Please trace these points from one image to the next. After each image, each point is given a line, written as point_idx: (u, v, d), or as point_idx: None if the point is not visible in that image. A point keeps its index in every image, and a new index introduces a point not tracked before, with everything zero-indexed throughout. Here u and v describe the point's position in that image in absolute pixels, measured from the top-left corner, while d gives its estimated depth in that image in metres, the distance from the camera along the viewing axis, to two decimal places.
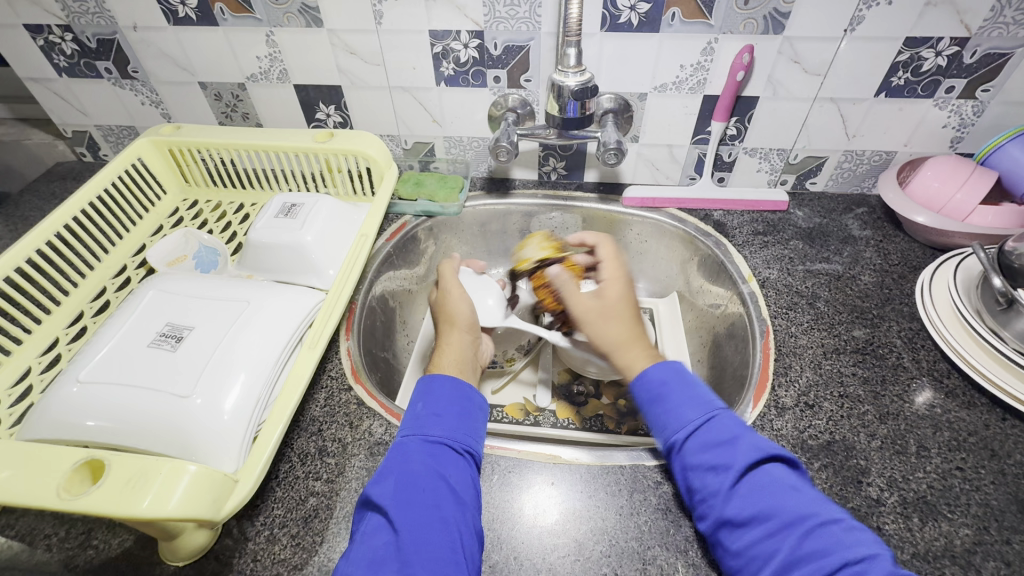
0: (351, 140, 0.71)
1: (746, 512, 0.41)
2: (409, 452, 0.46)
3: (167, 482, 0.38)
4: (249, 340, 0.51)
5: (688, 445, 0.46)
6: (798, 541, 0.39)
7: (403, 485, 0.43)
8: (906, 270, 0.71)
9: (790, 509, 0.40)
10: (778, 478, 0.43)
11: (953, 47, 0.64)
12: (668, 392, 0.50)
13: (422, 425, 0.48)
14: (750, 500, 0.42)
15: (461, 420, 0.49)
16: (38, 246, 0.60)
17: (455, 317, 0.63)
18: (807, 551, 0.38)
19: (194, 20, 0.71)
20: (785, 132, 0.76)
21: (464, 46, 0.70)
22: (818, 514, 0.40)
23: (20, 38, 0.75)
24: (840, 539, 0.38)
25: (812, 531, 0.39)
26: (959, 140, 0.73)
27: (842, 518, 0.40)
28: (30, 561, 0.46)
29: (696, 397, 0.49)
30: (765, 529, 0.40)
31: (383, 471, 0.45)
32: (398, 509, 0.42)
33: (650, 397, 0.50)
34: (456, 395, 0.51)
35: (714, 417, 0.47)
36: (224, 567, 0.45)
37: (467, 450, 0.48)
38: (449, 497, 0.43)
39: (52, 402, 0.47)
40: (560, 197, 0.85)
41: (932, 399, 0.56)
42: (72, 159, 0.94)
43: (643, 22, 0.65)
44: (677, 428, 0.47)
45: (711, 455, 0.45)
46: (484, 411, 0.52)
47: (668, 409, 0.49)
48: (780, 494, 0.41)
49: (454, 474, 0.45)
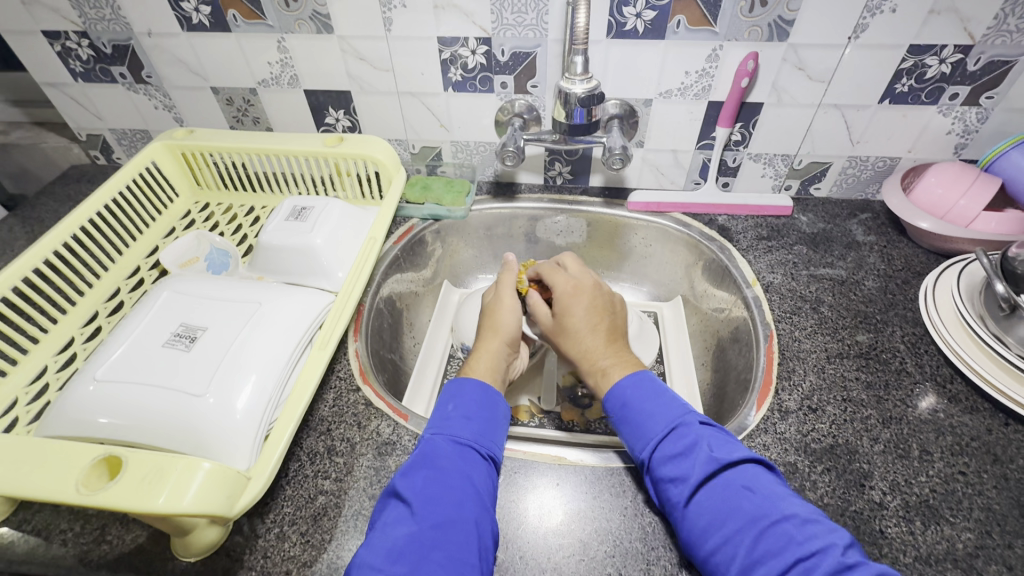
0: (360, 144, 0.72)
1: (704, 520, 0.42)
2: (438, 450, 0.47)
3: (182, 478, 0.39)
4: (261, 341, 0.52)
5: (653, 459, 0.47)
6: (752, 542, 0.40)
7: (432, 480, 0.44)
8: (910, 275, 0.71)
9: (745, 513, 0.41)
10: (731, 482, 0.43)
11: (957, 55, 0.64)
12: (627, 410, 0.51)
13: (452, 427, 0.49)
14: (706, 507, 0.43)
15: (488, 425, 0.50)
16: (55, 248, 0.61)
17: (499, 326, 0.63)
18: (763, 551, 0.39)
19: (207, 27, 0.72)
20: (789, 137, 0.76)
21: (471, 53, 0.71)
22: (770, 514, 0.40)
23: (37, 44, 0.77)
24: (793, 537, 0.39)
25: (766, 531, 0.40)
26: (962, 147, 0.74)
27: (795, 514, 0.40)
28: (46, 555, 0.47)
29: (658, 408, 0.50)
30: (722, 536, 0.41)
31: (411, 466, 0.46)
32: (423, 503, 0.43)
33: (620, 416, 0.51)
34: (487, 401, 0.52)
35: (676, 427, 0.48)
36: (235, 563, 0.46)
37: (490, 455, 0.49)
38: (473, 496, 0.44)
39: (69, 400, 0.48)
40: (565, 201, 0.86)
41: (935, 404, 0.56)
42: (86, 162, 0.96)
43: (648, 29, 0.66)
44: (642, 446, 0.48)
45: (671, 468, 0.46)
46: (508, 419, 0.53)
47: (633, 426, 0.50)
48: (734, 498, 0.42)
49: (479, 476, 0.46)
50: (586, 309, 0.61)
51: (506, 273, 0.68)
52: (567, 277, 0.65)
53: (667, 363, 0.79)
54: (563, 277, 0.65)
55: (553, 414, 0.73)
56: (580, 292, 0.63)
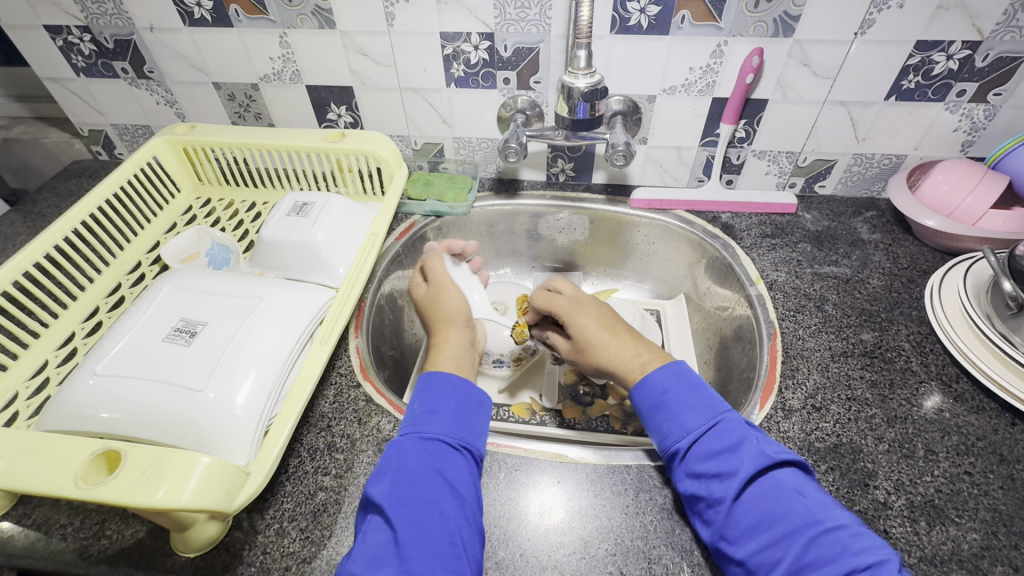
0: (361, 140, 0.72)
1: (749, 521, 0.42)
2: (407, 450, 0.46)
3: (181, 474, 0.38)
4: (260, 335, 0.52)
5: (692, 452, 0.47)
6: (803, 548, 0.40)
7: (401, 482, 0.44)
8: (915, 273, 0.71)
9: (797, 517, 0.41)
10: (782, 483, 0.43)
11: (965, 51, 0.64)
12: (669, 398, 0.50)
13: (420, 422, 0.49)
14: (755, 507, 0.42)
15: (459, 416, 0.50)
16: (56, 242, 0.61)
17: (453, 313, 0.62)
18: (813, 557, 0.39)
19: (208, 22, 0.72)
20: (794, 134, 0.76)
21: (474, 48, 0.70)
22: (824, 521, 0.40)
23: (39, 39, 0.77)
24: (847, 547, 0.39)
25: (819, 537, 0.40)
26: (970, 144, 0.73)
27: (847, 524, 0.41)
28: (45, 550, 0.47)
29: (698, 402, 0.49)
30: (770, 537, 0.41)
31: (381, 470, 0.45)
32: (395, 507, 0.42)
33: (652, 405, 0.51)
34: (456, 391, 0.52)
35: (719, 422, 0.48)
36: (235, 559, 0.46)
37: (463, 446, 0.48)
38: (446, 492, 0.44)
39: (69, 395, 0.48)
40: (568, 198, 0.86)
41: (941, 404, 0.56)
42: (88, 158, 0.95)
43: (653, 24, 0.65)
44: (678, 437, 0.48)
45: (715, 463, 0.45)
46: (484, 405, 0.53)
47: (670, 416, 0.49)
48: (785, 500, 0.42)
49: (453, 471, 0.46)
50: (597, 317, 0.61)
51: (431, 259, 0.68)
52: (566, 296, 0.64)
53: None
54: (561, 298, 0.63)
55: (553, 412, 0.73)
56: (581, 306, 0.62)
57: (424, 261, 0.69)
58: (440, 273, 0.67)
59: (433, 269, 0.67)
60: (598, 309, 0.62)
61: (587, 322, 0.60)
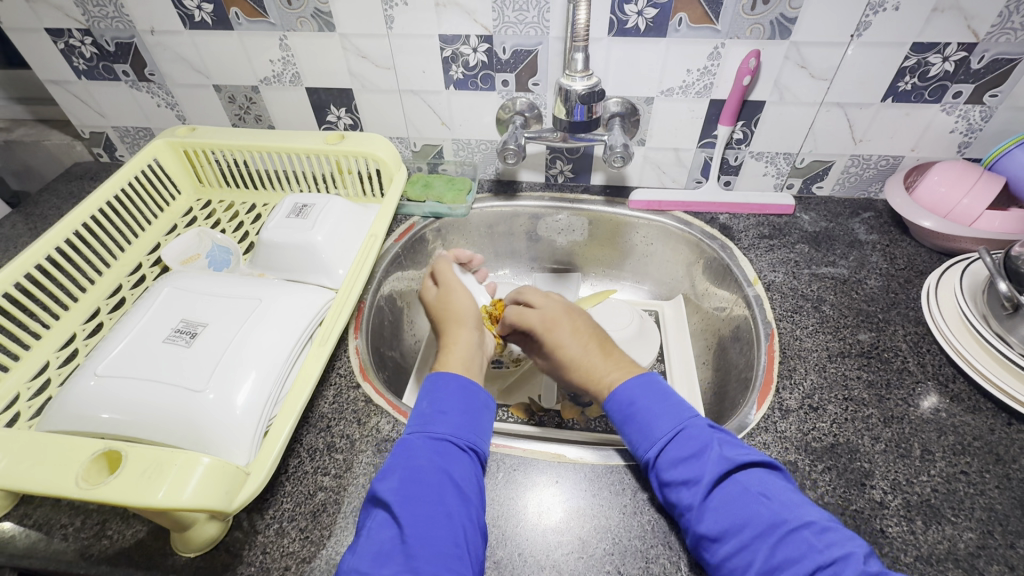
0: (361, 142, 0.72)
1: (718, 527, 0.42)
2: (416, 449, 0.47)
3: (181, 474, 0.39)
4: (260, 336, 0.52)
5: (661, 461, 0.47)
6: (771, 549, 0.40)
7: (408, 481, 0.44)
8: (913, 274, 0.71)
9: (762, 519, 0.41)
10: (746, 486, 0.43)
11: (960, 53, 0.64)
12: (635, 409, 0.50)
13: (429, 423, 0.49)
14: (723, 512, 0.43)
15: (469, 417, 0.50)
16: (57, 243, 0.61)
17: (464, 315, 0.63)
18: (781, 558, 0.39)
19: (208, 24, 0.72)
20: (791, 136, 0.76)
21: (473, 51, 0.71)
22: (789, 520, 0.41)
23: (40, 41, 0.77)
24: (813, 545, 0.39)
25: (786, 538, 0.40)
26: (966, 145, 0.73)
27: (814, 521, 0.41)
28: (47, 550, 0.47)
29: (665, 410, 0.49)
30: (741, 541, 0.41)
31: (389, 468, 0.45)
32: (402, 505, 0.43)
33: (623, 416, 0.51)
34: (467, 393, 0.52)
35: (684, 429, 0.48)
36: (235, 558, 0.46)
37: (471, 447, 0.48)
38: (453, 492, 0.44)
39: (71, 396, 0.48)
40: (567, 199, 0.86)
41: (938, 404, 0.56)
42: (89, 159, 0.96)
43: (650, 27, 0.66)
44: (647, 446, 0.48)
45: (682, 470, 0.45)
46: (490, 408, 0.53)
47: (639, 427, 0.50)
48: (750, 503, 0.42)
49: (460, 471, 0.46)
50: (572, 333, 0.61)
51: (441, 264, 0.70)
52: (538, 312, 0.64)
53: (668, 362, 0.79)
54: (533, 315, 0.64)
55: (552, 412, 0.73)
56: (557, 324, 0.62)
57: (436, 264, 0.71)
58: (450, 276, 0.68)
59: (442, 273, 0.68)
60: (574, 323, 0.62)
61: (564, 339, 0.60)
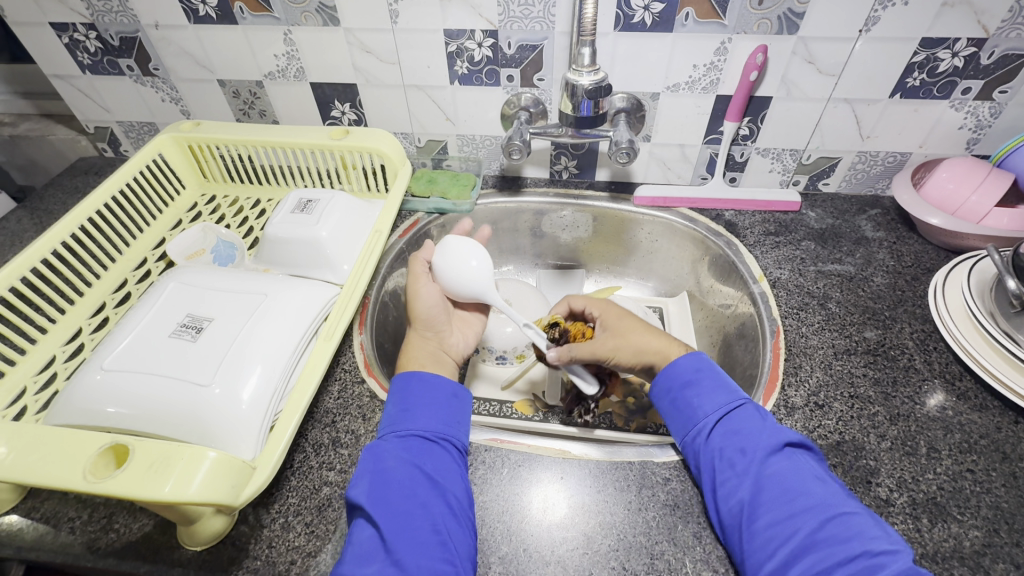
0: (365, 137, 0.72)
1: (769, 495, 0.44)
2: (383, 451, 0.47)
3: (188, 468, 0.39)
4: (266, 332, 0.52)
5: (717, 428, 0.49)
6: (819, 525, 0.41)
7: (378, 483, 0.44)
8: (919, 271, 0.71)
9: (815, 496, 0.43)
10: (803, 465, 0.45)
11: (970, 48, 0.63)
12: (701, 375, 0.52)
13: (395, 422, 0.49)
14: (778, 481, 0.44)
15: (435, 409, 0.50)
16: (64, 238, 0.61)
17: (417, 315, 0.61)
18: (826, 535, 0.40)
19: (213, 19, 0.72)
20: (798, 132, 0.76)
21: (478, 46, 0.70)
22: (841, 504, 0.42)
23: (45, 36, 0.77)
24: (862, 529, 0.40)
25: (836, 517, 0.41)
26: (974, 142, 0.73)
27: (862, 510, 0.42)
28: (54, 543, 0.47)
29: (727, 383, 0.52)
30: (789, 512, 0.42)
31: (358, 473, 0.45)
32: (374, 506, 0.43)
33: (682, 383, 0.52)
34: (429, 386, 0.52)
35: (744, 404, 0.50)
36: (240, 552, 0.46)
37: (442, 437, 0.49)
38: (426, 484, 0.45)
39: (78, 389, 0.48)
40: (572, 195, 0.86)
41: (944, 402, 0.56)
42: (94, 154, 0.96)
43: (657, 22, 0.65)
44: (706, 412, 0.50)
45: (741, 438, 0.47)
46: (460, 397, 0.53)
47: (699, 393, 0.51)
48: (806, 479, 0.44)
49: (432, 463, 0.47)
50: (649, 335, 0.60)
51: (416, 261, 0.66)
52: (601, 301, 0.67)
53: None
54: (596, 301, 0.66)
55: (556, 409, 0.73)
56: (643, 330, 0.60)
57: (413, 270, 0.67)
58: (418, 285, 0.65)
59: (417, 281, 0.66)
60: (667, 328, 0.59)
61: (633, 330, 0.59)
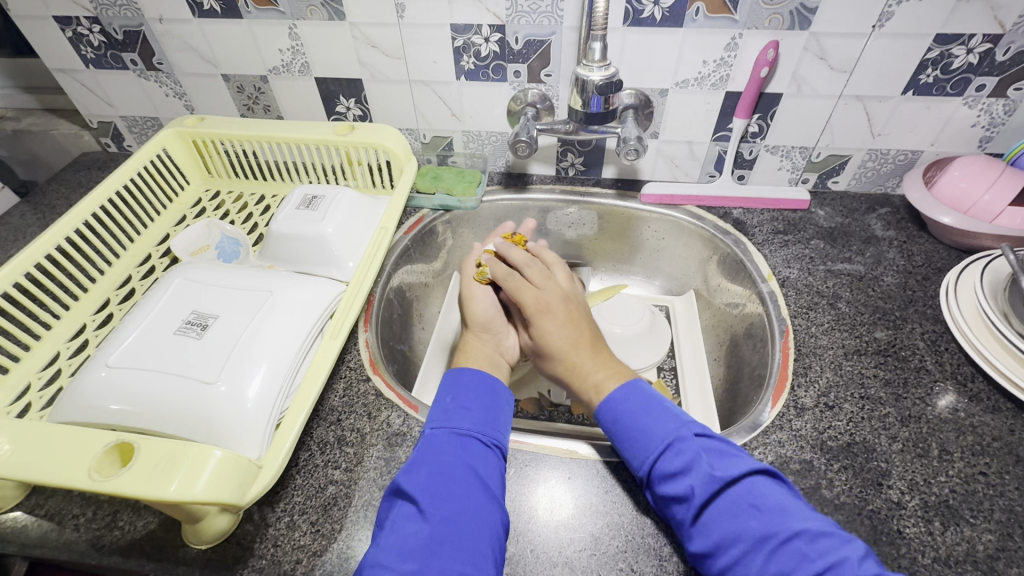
0: (370, 132, 0.72)
1: (709, 543, 0.41)
2: (441, 446, 0.47)
3: (194, 466, 0.38)
4: (272, 329, 0.52)
5: (652, 478, 0.46)
6: (762, 564, 0.39)
7: (435, 476, 0.44)
8: (930, 271, 0.70)
9: (753, 532, 0.41)
10: (735, 499, 0.43)
11: (985, 44, 0.62)
12: (620, 425, 0.50)
13: (451, 418, 0.49)
14: (712, 529, 0.42)
15: (491, 414, 0.50)
16: (68, 233, 0.61)
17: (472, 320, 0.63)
18: (774, 570, 0.39)
19: (218, 13, 0.71)
20: (808, 129, 0.75)
21: (485, 40, 0.70)
22: (779, 532, 0.40)
23: (49, 30, 0.77)
24: (805, 555, 0.38)
25: (777, 550, 0.39)
26: (987, 140, 0.72)
27: (806, 528, 0.40)
28: (59, 540, 0.47)
29: (651, 424, 0.49)
30: (732, 555, 0.40)
31: (415, 462, 0.45)
32: (430, 500, 0.42)
33: (614, 425, 0.51)
34: (487, 390, 0.52)
35: (671, 442, 0.47)
36: (246, 551, 0.46)
37: (494, 444, 0.48)
38: (479, 488, 0.44)
39: (82, 386, 0.48)
40: (577, 193, 0.85)
41: (955, 403, 0.55)
42: (97, 149, 0.95)
43: (666, 16, 0.65)
44: (637, 462, 0.48)
45: (671, 487, 0.45)
46: (510, 407, 0.53)
47: (629, 442, 0.49)
48: (739, 516, 0.42)
49: (484, 467, 0.46)
50: (541, 288, 0.61)
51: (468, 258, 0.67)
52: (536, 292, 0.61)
53: (680, 358, 0.78)
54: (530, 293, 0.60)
55: (562, 408, 0.72)
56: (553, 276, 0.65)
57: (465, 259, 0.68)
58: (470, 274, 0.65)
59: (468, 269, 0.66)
60: (562, 267, 0.67)
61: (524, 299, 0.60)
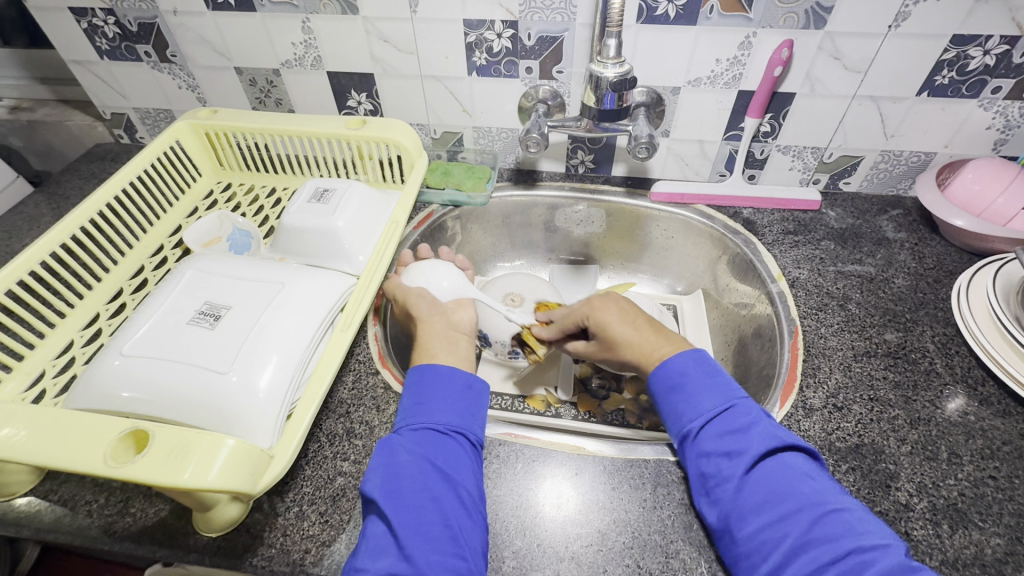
0: (382, 127, 0.72)
1: (756, 500, 0.42)
2: (395, 444, 0.46)
3: (206, 454, 0.39)
4: (284, 321, 0.52)
5: (704, 433, 0.47)
6: (809, 525, 0.40)
7: (390, 475, 0.44)
8: (942, 274, 0.69)
9: (804, 497, 0.42)
10: (791, 466, 0.44)
11: (1003, 46, 0.62)
12: (687, 379, 0.50)
13: (409, 415, 0.49)
14: (762, 487, 0.43)
15: (446, 402, 0.49)
16: (83, 223, 0.61)
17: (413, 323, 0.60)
18: (817, 535, 0.39)
19: (232, 6, 0.72)
20: (821, 129, 0.74)
21: (497, 36, 0.70)
22: (830, 503, 0.41)
23: (64, 21, 0.77)
24: (852, 527, 0.39)
25: (825, 517, 0.40)
26: (1002, 143, 0.71)
27: (852, 508, 0.41)
28: (72, 525, 0.48)
29: (715, 386, 0.50)
30: (776, 515, 0.41)
31: (372, 466, 0.45)
32: (388, 499, 0.43)
33: (670, 387, 0.51)
34: (443, 379, 0.51)
35: (735, 405, 0.48)
36: (255, 540, 0.46)
37: (455, 430, 0.48)
38: (439, 480, 0.44)
39: (97, 374, 0.48)
40: (587, 190, 0.85)
41: (965, 407, 0.55)
42: (110, 141, 0.96)
43: (680, 14, 0.64)
44: (692, 417, 0.48)
45: (725, 443, 0.46)
46: (475, 388, 0.52)
47: (686, 398, 0.49)
48: (794, 481, 0.43)
49: (444, 456, 0.46)
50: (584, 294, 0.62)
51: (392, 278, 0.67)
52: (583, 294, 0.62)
53: None
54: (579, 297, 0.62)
55: (568, 404, 0.72)
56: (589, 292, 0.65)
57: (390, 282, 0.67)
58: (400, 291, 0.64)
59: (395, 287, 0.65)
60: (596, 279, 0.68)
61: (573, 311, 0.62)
